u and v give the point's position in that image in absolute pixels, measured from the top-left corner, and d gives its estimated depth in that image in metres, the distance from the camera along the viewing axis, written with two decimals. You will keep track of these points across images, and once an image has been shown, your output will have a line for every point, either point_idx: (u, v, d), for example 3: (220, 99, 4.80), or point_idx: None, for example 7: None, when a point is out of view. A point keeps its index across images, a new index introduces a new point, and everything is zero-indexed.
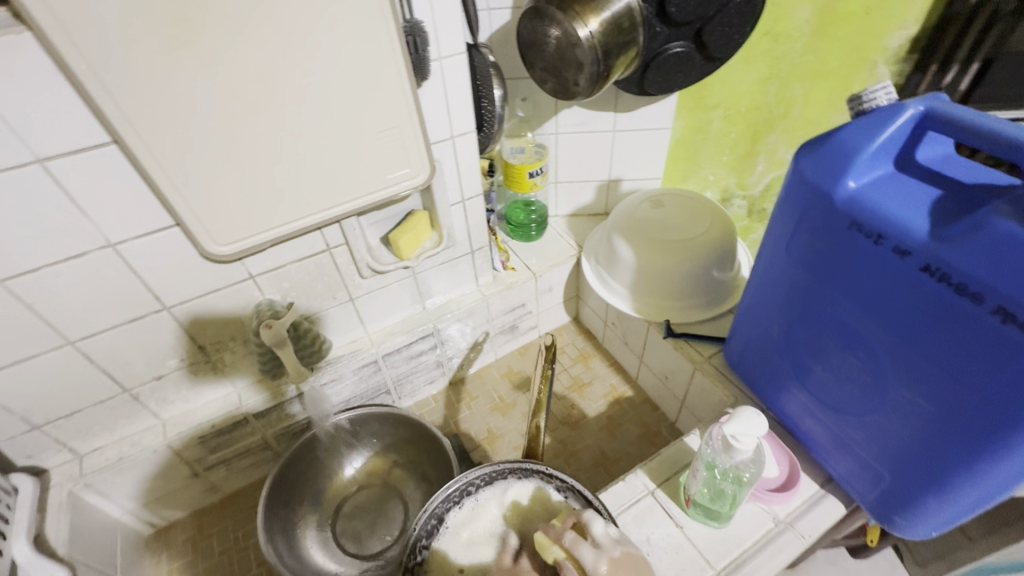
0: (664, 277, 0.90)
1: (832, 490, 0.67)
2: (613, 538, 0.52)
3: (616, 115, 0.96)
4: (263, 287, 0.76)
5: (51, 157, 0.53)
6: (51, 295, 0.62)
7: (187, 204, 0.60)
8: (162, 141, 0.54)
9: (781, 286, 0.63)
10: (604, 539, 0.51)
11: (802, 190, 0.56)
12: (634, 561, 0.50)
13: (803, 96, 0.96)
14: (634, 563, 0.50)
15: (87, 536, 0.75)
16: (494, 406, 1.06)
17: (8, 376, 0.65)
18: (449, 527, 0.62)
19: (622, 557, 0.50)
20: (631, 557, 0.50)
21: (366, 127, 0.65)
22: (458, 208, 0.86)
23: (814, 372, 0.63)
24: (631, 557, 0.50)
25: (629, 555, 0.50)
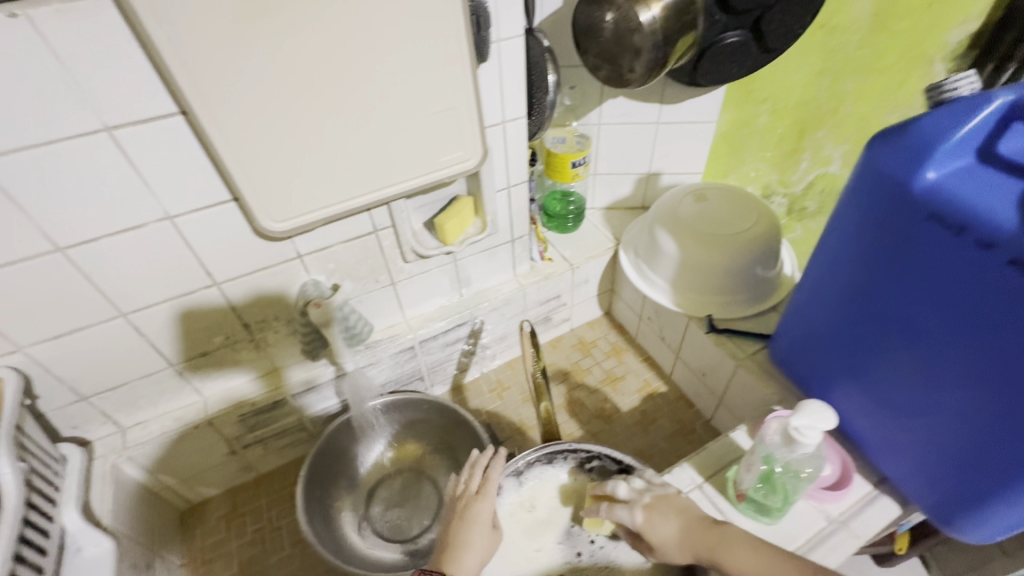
0: (705, 271, 0.89)
1: (886, 491, 0.65)
2: (640, 489, 0.62)
3: (661, 107, 0.95)
4: (309, 267, 0.76)
5: (119, 125, 0.53)
6: (109, 266, 0.62)
7: (247, 178, 0.60)
8: (230, 114, 0.54)
9: (840, 280, 0.62)
10: (631, 495, 0.61)
11: (874, 181, 0.54)
12: (664, 500, 0.59)
13: (854, 92, 0.95)
14: (664, 501, 0.59)
15: (129, 508, 0.76)
16: (526, 397, 1.05)
17: (62, 345, 0.66)
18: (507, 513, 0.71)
19: (652, 502, 0.59)
20: (660, 500, 0.59)
21: (425, 107, 0.64)
22: (503, 194, 0.85)
23: (873, 370, 0.61)
24: (661, 498, 0.60)
25: (657, 496, 0.60)
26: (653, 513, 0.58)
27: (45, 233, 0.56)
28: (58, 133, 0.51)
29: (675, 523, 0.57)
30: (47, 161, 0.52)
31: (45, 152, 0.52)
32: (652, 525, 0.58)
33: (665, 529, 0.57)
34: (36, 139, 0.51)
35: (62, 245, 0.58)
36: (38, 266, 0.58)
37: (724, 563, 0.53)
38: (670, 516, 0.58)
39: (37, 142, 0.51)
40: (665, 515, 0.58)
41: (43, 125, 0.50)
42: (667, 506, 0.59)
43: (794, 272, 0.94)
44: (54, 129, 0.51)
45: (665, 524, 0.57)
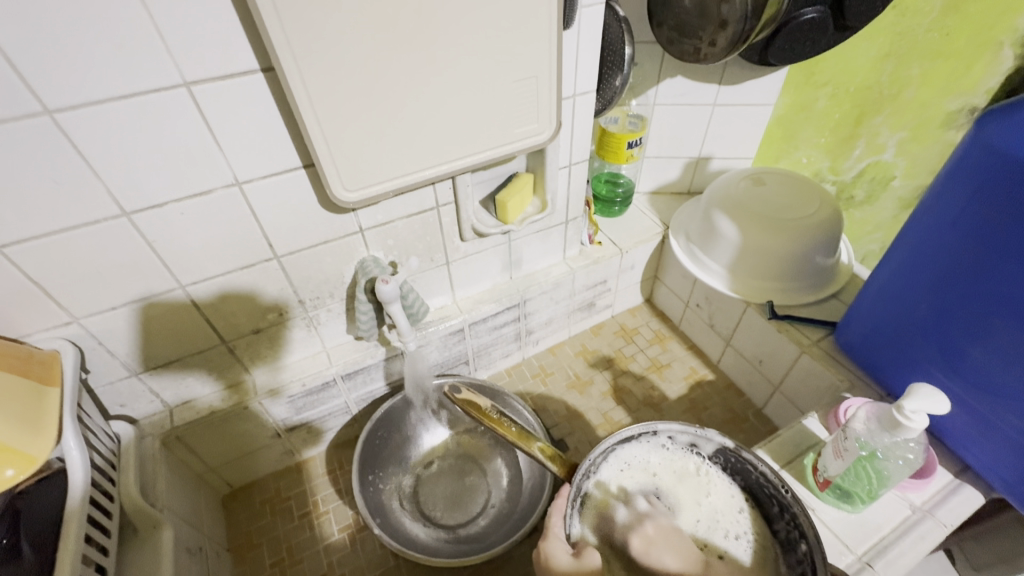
0: (764, 256, 0.86)
1: (968, 480, 0.65)
2: (643, 513, 0.57)
3: (720, 88, 0.92)
4: (370, 243, 0.73)
5: (198, 82, 0.50)
6: (173, 233, 0.59)
7: (326, 143, 0.56)
8: (318, 73, 0.51)
9: (939, 263, 0.60)
10: (630, 519, 0.56)
11: (986, 159, 0.52)
12: (669, 528, 0.55)
13: (918, 77, 0.93)
14: (667, 530, 0.55)
15: (178, 489, 0.73)
16: (571, 383, 1.03)
17: (117, 317, 0.62)
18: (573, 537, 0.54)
19: (651, 530, 0.55)
20: (659, 526, 0.55)
21: (508, 74, 0.61)
22: (563, 172, 0.82)
23: (970, 356, 0.59)
24: (661, 527, 0.55)
25: (659, 528, 0.55)
26: (653, 539, 0.54)
27: (113, 195, 0.53)
28: (137, 87, 0.48)
29: (677, 551, 0.53)
30: (121, 117, 0.49)
31: (121, 106, 0.48)
32: (651, 554, 0.53)
33: (667, 560, 0.52)
34: (111, 93, 0.47)
35: (128, 210, 0.55)
36: (103, 230, 0.55)
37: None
38: (672, 545, 0.53)
39: (112, 95, 0.47)
40: (664, 543, 0.53)
41: (123, 76, 0.47)
42: (670, 539, 0.54)
43: (851, 261, 0.93)
44: (132, 81, 0.47)
45: (665, 556, 0.52)
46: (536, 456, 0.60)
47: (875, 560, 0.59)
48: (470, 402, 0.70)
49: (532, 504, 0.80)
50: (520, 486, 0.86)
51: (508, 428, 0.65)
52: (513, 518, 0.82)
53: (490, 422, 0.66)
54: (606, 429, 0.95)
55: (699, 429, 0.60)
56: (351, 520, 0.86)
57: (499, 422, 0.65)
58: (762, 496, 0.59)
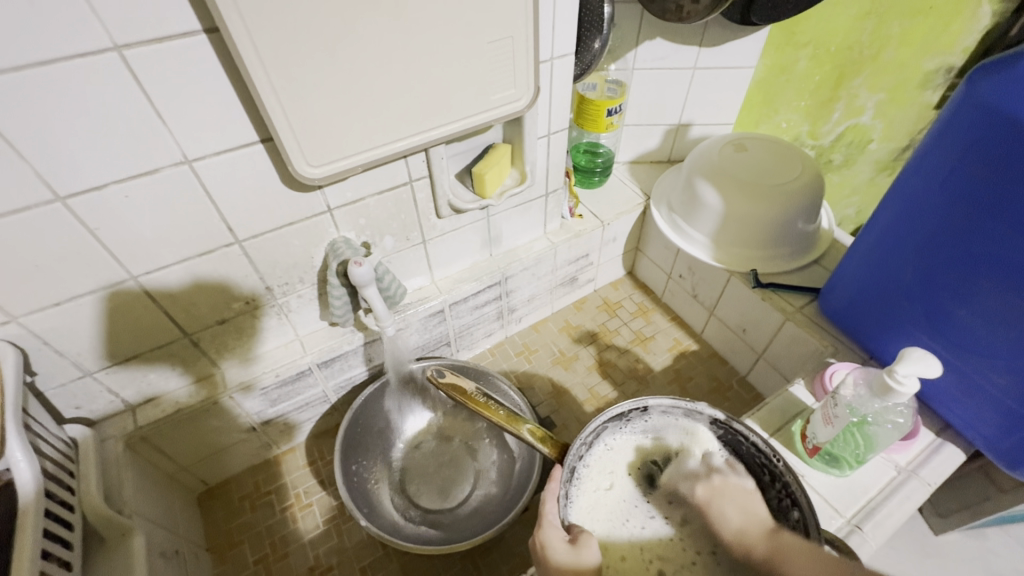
0: (749, 224, 0.84)
1: (949, 438, 0.66)
2: (715, 466, 0.58)
3: (700, 51, 0.88)
4: (340, 223, 0.69)
5: (131, 45, 0.44)
6: (118, 220, 0.53)
7: (284, 113, 0.51)
8: (269, 32, 0.45)
9: (927, 226, 0.59)
10: (699, 469, 0.58)
11: (977, 117, 0.51)
12: (740, 487, 0.55)
13: (898, 35, 0.91)
14: (735, 488, 0.55)
15: (146, 492, 0.69)
16: (555, 359, 1.02)
17: (63, 314, 0.57)
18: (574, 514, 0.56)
19: (719, 484, 0.55)
20: (728, 483, 0.55)
21: (482, 34, 0.57)
22: (542, 142, 0.78)
23: (955, 318, 0.59)
24: (729, 482, 0.56)
25: (726, 482, 0.55)
26: (718, 491, 0.55)
27: (42, 177, 0.47)
28: (58, 51, 0.42)
29: (740, 507, 0.53)
30: (43, 87, 0.43)
31: (41, 74, 0.42)
32: (714, 504, 0.54)
33: (727, 513, 0.53)
34: (28, 58, 0.41)
35: (63, 193, 0.49)
36: (36, 218, 0.49)
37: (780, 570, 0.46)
38: (737, 500, 0.54)
39: (28, 62, 0.41)
40: (730, 498, 0.54)
41: (39, 37, 0.41)
42: (738, 497, 0.54)
43: (832, 226, 0.92)
44: (51, 42, 0.41)
45: (728, 510, 0.53)
46: (525, 438, 0.59)
47: (864, 522, 0.60)
48: (454, 385, 0.68)
49: (522, 485, 0.78)
50: (511, 468, 0.84)
51: (498, 410, 0.62)
52: (501, 501, 0.80)
53: (478, 406, 0.64)
54: (593, 404, 0.95)
55: (689, 403, 0.59)
56: (336, 510, 0.83)
57: (486, 405, 0.64)
58: (752, 465, 0.58)
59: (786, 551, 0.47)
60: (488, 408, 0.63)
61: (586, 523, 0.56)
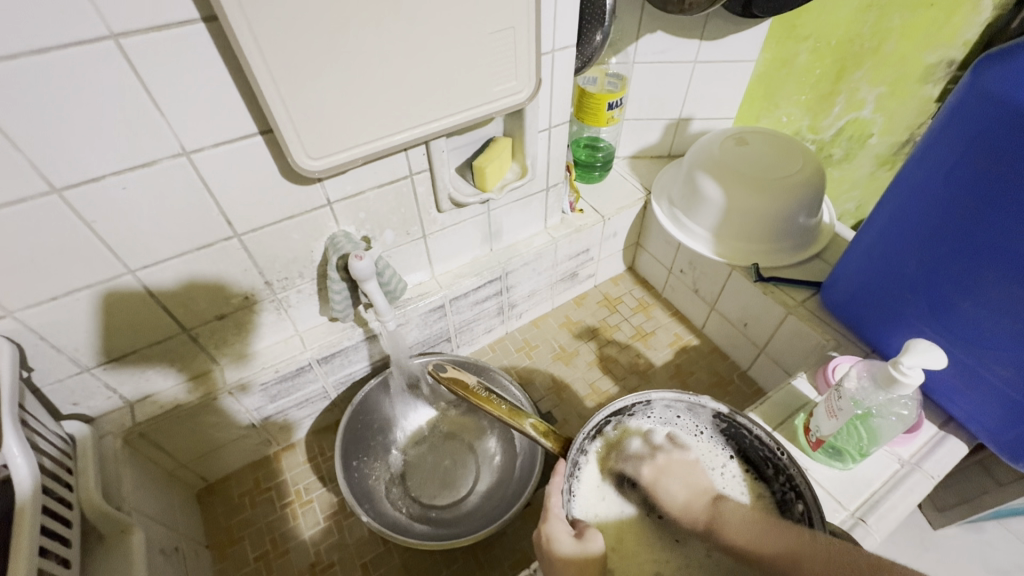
0: (750, 218, 0.84)
1: (952, 431, 0.66)
2: (657, 445, 0.60)
3: (701, 44, 0.88)
4: (340, 216, 0.68)
5: (128, 34, 0.43)
6: (115, 212, 0.53)
7: (284, 104, 0.50)
8: (269, 20, 0.45)
9: (931, 218, 0.59)
10: (643, 450, 0.59)
11: (981, 107, 0.50)
12: (683, 460, 0.59)
13: (899, 28, 0.91)
14: (680, 463, 0.59)
15: (144, 488, 0.68)
16: (556, 355, 1.01)
17: (59, 308, 0.56)
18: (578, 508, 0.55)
19: (664, 462, 0.58)
20: (672, 461, 0.59)
21: (483, 24, 0.56)
22: (543, 136, 0.77)
23: (959, 310, 0.59)
24: (673, 460, 0.59)
25: (671, 459, 0.59)
26: (663, 470, 0.58)
27: (38, 169, 0.46)
28: (53, 40, 0.41)
29: (685, 483, 0.57)
30: (37, 76, 0.42)
31: (36, 63, 0.41)
32: (660, 481, 0.57)
33: (674, 488, 0.57)
34: (23, 46, 0.40)
35: (59, 185, 0.48)
36: (32, 210, 0.48)
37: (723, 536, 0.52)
38: (679, 476, 0.58)
39: (23, 50, 0.40)
40: (674, 475, 0.58)
41: (34, 25, 0.40)
42: (683, 472, 0.58)
43: (833, 220, 0.92)
44: (46, 30, 0.40)
45: (674, 485, 0.57)
46: (528, 432, 0.58)
47: (867, 515, 0.60)
48: (455, 379, 0.68)
49: (523, 480, 0.78)
50: (512, 463, 0.84)
51: (500, 404, 0.62)
52: (502, 496, 0.80)
53: (480, 400, 0.63)
54: (594, 399, 0.94)
55: (692, 397, 0.58)
56: (336, 507, 0.83)
57: (488, 400, 0.63)
58: (756, 458, 0.58)
59: (728, 516, 0.53)
60: (489, 403, 0.63)
61: (590, 517, 0.56)
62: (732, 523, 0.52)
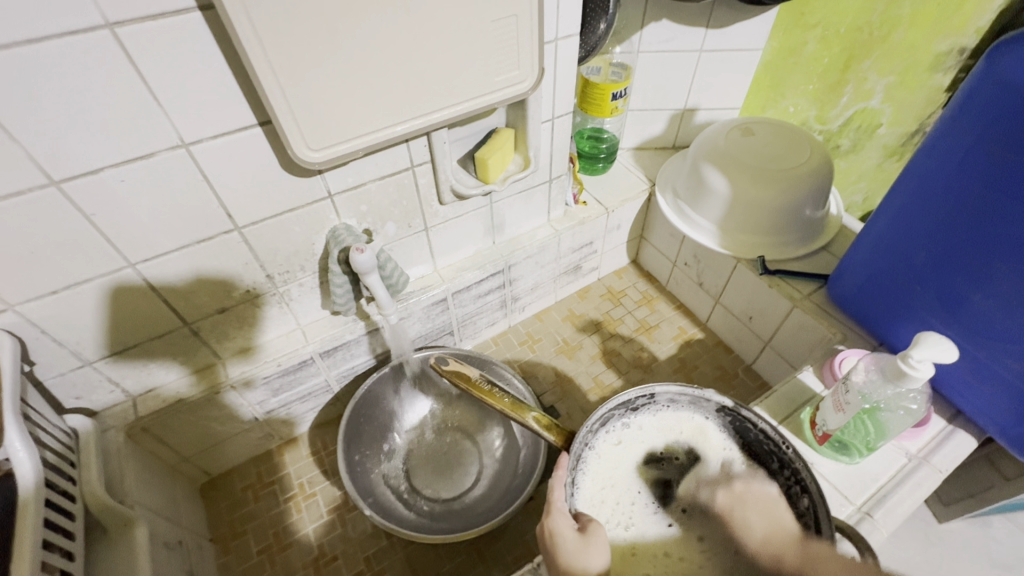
0: (757, 210, 0.82)
1: (960, 425, 0.66)
2: (733, 474, 0.57)
3: (707, 33, 0.86)
4: (340, 209, 0.67)
5: (124, 23, 0.43)
6: (113, 205, 0.52)
7: (283, 95, 0.49)
8: (266, 8, 0.44)
9: (943, 209, 0.57)
10: (717, 477, 0.56)
11: (997, 95, 0.49)
12: (763, 492, 0.52)
13: (909, 16, 0.90)
14: (758, 493, 0.52)
15: (147, 482, 0.69)
16: (559, 349, 1.01)
17: (60, 303, 0.56)
18: (580, 501, 0.55)
19: (740, 489, 0.53)
20: (750, 489, 0.53)
21: (485, 12, 0.55)
22: (546, 127, 0.76)
23: (971, 302, 0.58)
24: (751, 488, 0.53)
25: (747, 486, 0.53)
26: (739, 498, 0.52)
27: (36, 161, 0.46)
28: (47, 28, 0.40)
29: (764, 514, 0.50)
30: (32, 66, 0.41)
31: (32, 52, 0.41)
32: (736, 512, 0.52)
33: (751, 522, 0.50)
34: (18, 35, 0.40)
35: (57, 177, 0.48)
36: (31, 203, 0.48)
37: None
38: (761, 508, 0.51)
39: (17, 40, 0.40)
40: (752, 505, 0.51)
41: (28, 13, 0.39)
42: (759, 503, 0.52)
43: (841, 212, 0.91)
44: (39, 19, 0.40)
45: (752, 517, 0.51)
46: (530, 426, 0.57)
47: (874, 510, 0.59)
48: (458, 372, 0.68)
49: (524, 475, 0.77)
50: (515, 457, 0.84)
51: (502, 396, 0.62)
52: (505, 490, 0.80)
53: (482, 393, 0.63)
54: (598, 393, 0.94)
55: (696, 390, 0.58)
56: (339, 500, 0.83)
57: (491, 392, 0.63)
58: (762, 453, 0.57)
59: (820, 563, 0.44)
60: (491, 393, 0.62)
61: (594, 511, 0.55)
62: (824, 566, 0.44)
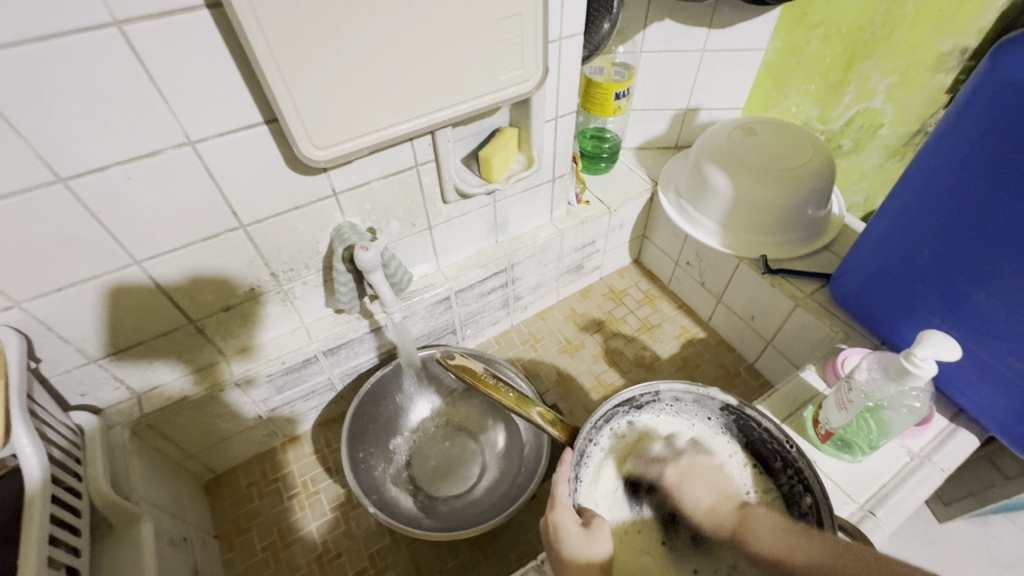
0: (759, 209, 0.83)
1: (962, 424, 0.66)
2: (681, 449, 0.59)
3: (709, 33, 0.87)
4: (345, 207, 0.67)
5: (131, 21, 0.43)
6: (120, 203, 0.52)
7: (289, 93, 0.50)
8: (272, 5, 0.44)
9: (947, 207, 0.57)
10: (665, 453, 0.59)
11: (1000, 94, 0.49)
12: (708, 465, 0.58)
13: (912, 16, 0.90)
14: (705, 467, 0.58)
15: (152, 479, 0.69)
16: (561, 348, 1.01)
17: (66, 300, 0.56)
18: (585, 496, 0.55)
19: (688, 465, 0.58)
20: (697, 463, 0.58)
21: (490, 11, 0.55)
22: (550, 126, 0.77)
23: (974, 301, 0.58)
24: (698, 463, 0.58)
25: (693, 462, 0.58)
26: (687, 473, 0.57)
27: (43, 158, 0.46)
28: (55, 26, 0.41)
29: (711, 487, 0.56)
30: (40, 64, 0.42)
31: (40, 50, 0.41)
32: (683, 485, 0.57)
33: (698, 493, 0.56)
34: (27, 32, 0.40)
35: (64, 175, 0.48)
36: (37, 200, 0.48)
37: (746, 541, 0.50)
38: (705, 482, 0.56)
39: (26, 38, 0.40)
40: (698, 479, 0.57)
41: (37, 11, 0.39)
42: (708, 477, 0.57)
43: (843, 212, 0.91)
44: (49, 17, 0.40)
45: (698, 491, 0.56)
46: (535, 421, 0.58)
47: (877, 508, 0.59)
48: (464, 367, 0.68)
49: (527, 475, 0.77)
50: (517, 455, 0.84)
51: (507, 391, 0.62)
52: (507, 488, 0.80)
53: (486, 389, 0.63)
54: (600, 392, 0.94)
55: (702, 389, 0.57)
56: (342, 498, 0.83)
57: (497, 387, 0.63)
58: (765, 452, 0.57)
59: (755, 524, 0.50)
60: (496, 389, 0.63)
61: (598, 507, 0.55)
62: (757, 530, 0.49)
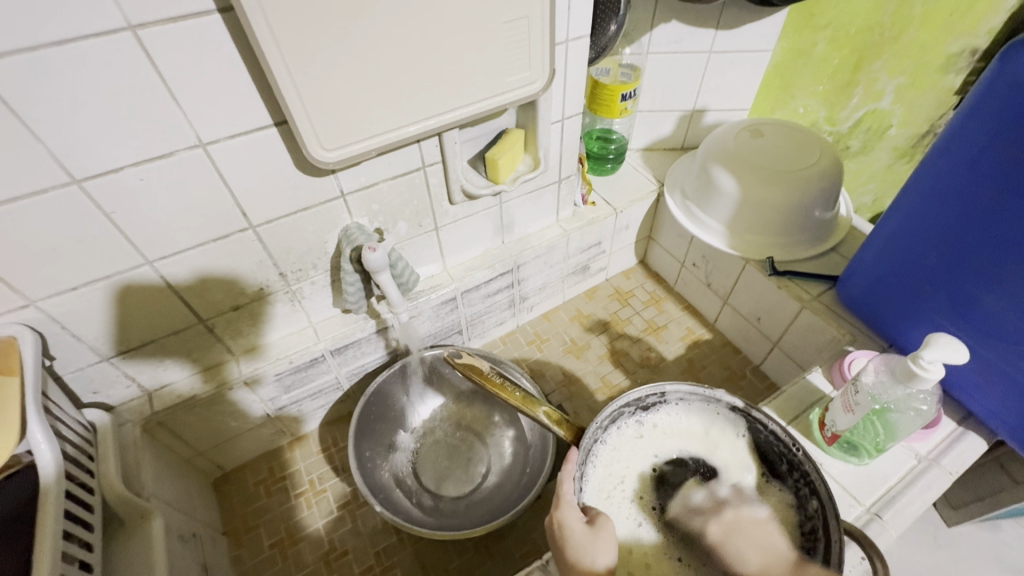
0: (765, 211, 0.82)
1: (971, 427, 0.65)
2: (723, 498, 0.56)
3: (716, 34, 0.87)
4: (353, 209, 0.68)
5: (145, 26, 0.44)
6: (133, 204, 0.53)
7: (299, 96, 0.50)
8: (282, 9, 0.45)
9: (956, 209, 0.57)
10: (707, 503, 0.56)
11: (1010, 96, 0.49)
12: (755, 519, 0.54)
13: (920, 16, 0.89)
14: (750, 521, 0.54)
15: (163, 475, 0.70)
16: (567, 348, 1.01)
17: (80, 299, 0.57)
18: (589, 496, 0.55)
19: (733, 518, 0.55)
20: (742, 517, 0.55)
21: (497, 13, 0.56)
22: (556, 127, 0.77)
23: (983, 303, 0.58)
24: (743, 516, 0.55)
25: (738, 515, 0.55)
26: (732, 527, 0.54)
27: (59, 160, 0.47)
28: (71, 31, 0.41)
29: (759, 546, 0.52)
30: (56, 68, 0.42)
31: (57, 55, 0.42)
32: (729, 542, 0.53)
33: (745, 552, 0.52)
34: (44, 37, 0.41)
35: (79, 176, 0.49)
36: (53, 201, 0.49)
37: None
38: (753, 538, 0.53)
39: (43, 42, 0.41)
40: (745, 536, 0.53)
41: (54, 16, 0.40)
42: (754, 532, 0.53)
43: (851, 213, 0.91)
44: (65, 22, 0.41)
45: (746, 547, 0.52)
46: (541, 420, 0.58)
47: (884, 511, 0.59)
48: (471, 366, 0.70)
49: (532, 476, 0.77)
50: (522, 456, 0.84)
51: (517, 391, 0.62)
52: (512, 487, 0.80)
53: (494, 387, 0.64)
54: (605, 393, 0.94)
55: (708, 390, 0.59)
56: (349, 496, 0.84)
57: (503, 387, 0.64)
58: (771, 455, 0.57)
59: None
60: (504, 387, 0.64)
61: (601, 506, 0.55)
62: None
